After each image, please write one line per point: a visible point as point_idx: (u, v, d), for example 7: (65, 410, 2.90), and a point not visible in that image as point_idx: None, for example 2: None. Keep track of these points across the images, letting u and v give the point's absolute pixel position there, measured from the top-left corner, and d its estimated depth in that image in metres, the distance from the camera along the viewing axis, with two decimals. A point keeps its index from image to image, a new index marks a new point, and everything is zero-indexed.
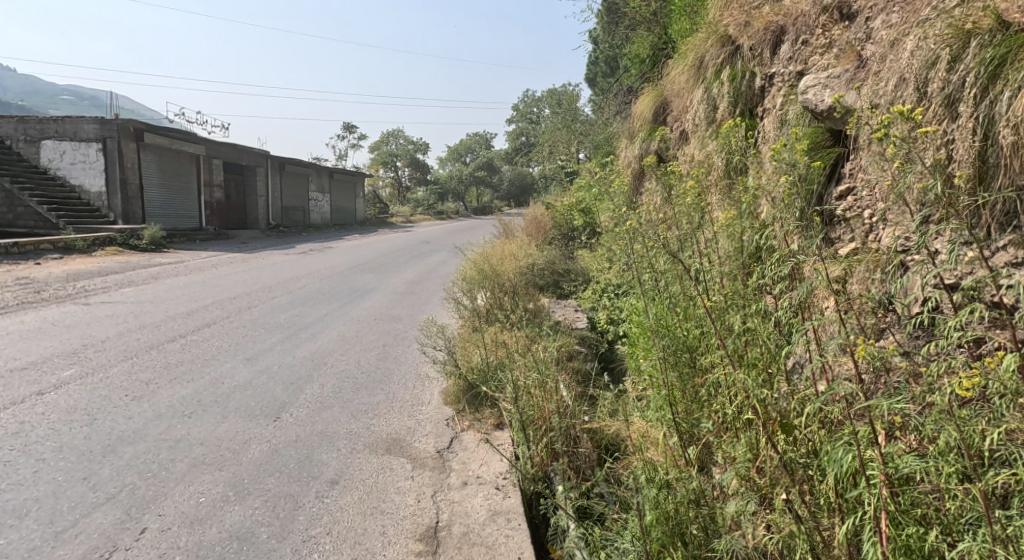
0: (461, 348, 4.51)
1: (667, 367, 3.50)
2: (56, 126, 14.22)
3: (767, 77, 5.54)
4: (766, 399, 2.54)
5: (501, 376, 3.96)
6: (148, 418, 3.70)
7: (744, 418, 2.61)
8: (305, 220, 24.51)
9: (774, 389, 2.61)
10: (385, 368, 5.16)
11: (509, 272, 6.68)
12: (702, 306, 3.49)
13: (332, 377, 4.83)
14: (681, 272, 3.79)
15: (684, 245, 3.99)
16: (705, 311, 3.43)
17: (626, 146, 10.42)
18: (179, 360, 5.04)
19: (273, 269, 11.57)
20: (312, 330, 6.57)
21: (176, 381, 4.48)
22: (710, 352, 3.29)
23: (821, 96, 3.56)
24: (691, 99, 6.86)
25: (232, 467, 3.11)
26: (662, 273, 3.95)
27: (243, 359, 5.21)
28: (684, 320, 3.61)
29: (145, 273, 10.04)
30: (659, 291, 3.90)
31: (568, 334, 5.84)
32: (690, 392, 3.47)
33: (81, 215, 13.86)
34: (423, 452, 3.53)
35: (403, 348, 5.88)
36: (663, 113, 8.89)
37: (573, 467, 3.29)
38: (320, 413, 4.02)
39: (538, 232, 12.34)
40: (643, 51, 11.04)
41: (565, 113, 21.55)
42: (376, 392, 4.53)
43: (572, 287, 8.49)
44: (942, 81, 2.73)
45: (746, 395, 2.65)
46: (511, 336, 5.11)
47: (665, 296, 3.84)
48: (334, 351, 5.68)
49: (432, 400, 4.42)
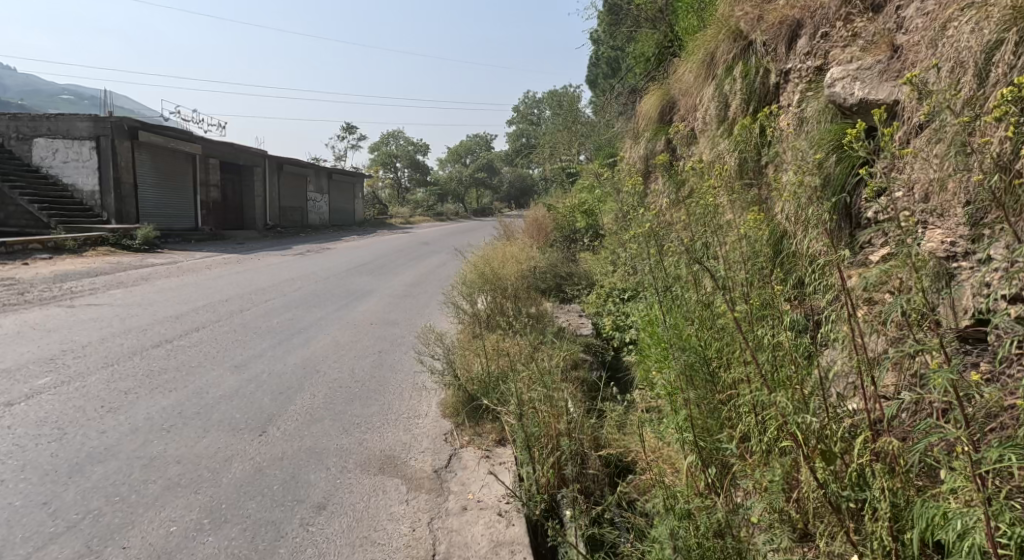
0: (459, 356, 4.26)
1: (687, 383, 3.26)
2: (49, 124, 13.97)
3: (783, 74, 5.31)
4: (807, 425, 2.30)
5: (503, 388, 3.72)
6: (122, 432, 3.44)
7: (779, 445, 2.34)
8: (303, 221, 24.23)
9: (810, 409, 2.37)
10: (381, 376, 4.90)
11: (511, 275, 6.45)
12: (726, 316, 3.25)
13: (324, 387, 4.57)
14: (696, 279, 3.54)
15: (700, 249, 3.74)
16: (729, 323, 3.19)
17: (630, 146, 10.18)
18: (163, 367, 4.79)
19: (268, 271, 11.31)
20: (306, 335, 6.31)
21: (158, 390, 4.23)
22: (735, 366, 3.06)
23: (851, 88, 3.31)
24: (702, 97, 6.61)
25: (209, 490, 2.86)
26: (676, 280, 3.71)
27: (231, 367, 4.96)
28: (704, 330, 3.37)
29: (136, 273, 9.77)
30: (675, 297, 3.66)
31: (573, 341, 5.57)
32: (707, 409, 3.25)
33: (73, 214, 13.57)
34: (419, 471, 3.27)
35: (399, 355, 5.62)
36: (670, 112, 8.64)
37: (586, 491, 3.05)
38: (309, 427, 3.77)
39: (540, 234, 12.08)
40: (647, 49, 10.80)
41: (566, 114, 21.28)
42: (370, 403, 4.28)
43: (575, 291, 8.20)
44: (1007, 68, 2.48)
45: (781, 420, 2.38)
46: (514, 344, 4.85)
47: (679, 306, 3.61)
48: (328, 358, 5.42)
49: (430, 412, 4.17)
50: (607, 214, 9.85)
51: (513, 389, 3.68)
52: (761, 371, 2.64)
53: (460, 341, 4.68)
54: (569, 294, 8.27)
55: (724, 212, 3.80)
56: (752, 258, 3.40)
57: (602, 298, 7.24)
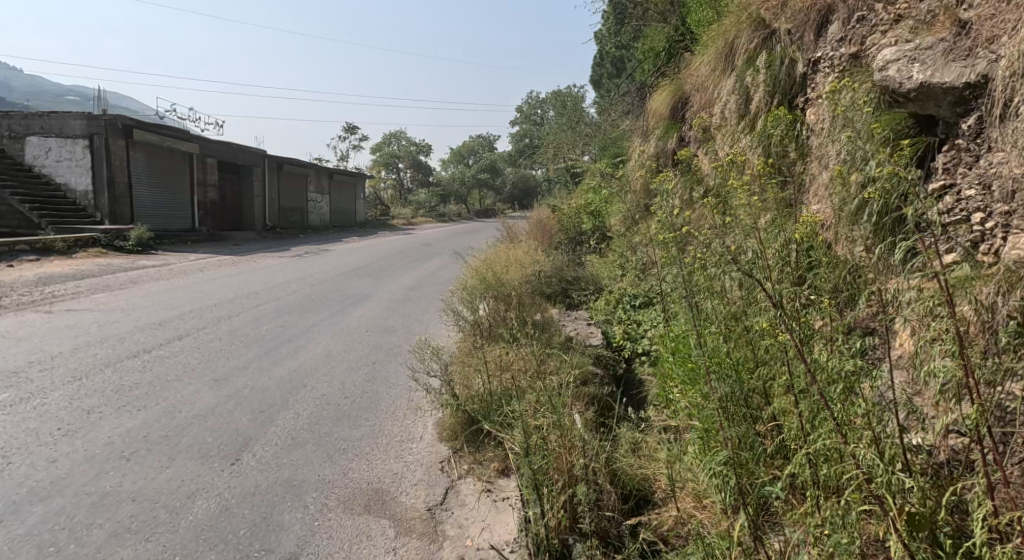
0: (459, 373, 3.87)
1: (727, 417, 2.81)
2: (41, 121, 13.59)
3: (812, 63, 4.93)
4: (896, 487, 2.06)
5: (507, 411, 3.34)
6: (75, 462, 3.05)
7: (856, 508, 2.08)
8: (303, 222, 23.83)
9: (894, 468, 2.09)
10: (373, 392, 4.51)
11: (514, 279, 6.12)
12: (766, 335, 2.86)
13: (310, 404, 4.17)
14: (723, 294, 3.18)
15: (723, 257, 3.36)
16: (768, 343, 2.83)
17: (639, 144, 9.77)
18: (136, 382, 4.38)
19: (264, 273, 10.90)
20: (296, 344, 5.90)
21: (125, 409, 3.82)
22: (780, 395, 2.69)
23: (910, 70, 3.00)
24: (719, 90, 6.23)
25: (163, 537, 2.49)
26: (700, 292, 3.34)
27: (210, 381, 4.55)
28: (742, 349, 2.99)
29: (124, 276, 9.36)
30: (705, 310, 3.21)
31: (583, 353, 5.16)
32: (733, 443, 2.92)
33: (65, 214, 13.13)
34: (410, 510, 2.88)
35: (395, 367, 5.21)
36: (683, 108, 8.27)
37: (603, 533, 2.78)
38: (289, 453, 3.36)
39: (544, 236, 11.66)
40: (657, 44, 10.36)
41: (570, 113, 20.92)
42: (359, 424, 3.88)
43: (582, 297, 7.76)
44: None
45: (864, 481, 2.10)
46: (520, 357, 4.44)
47: (707, 320, 3.23)
48: (317, 370, 5.02)
49: (426, 435, 3.77)
50: (615, 216, 9.41)
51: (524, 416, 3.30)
52: (834, 410, 2.28)
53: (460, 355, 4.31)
54: (576, 300, 7.82)
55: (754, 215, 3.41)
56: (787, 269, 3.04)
57: (612, 305, 6.87)
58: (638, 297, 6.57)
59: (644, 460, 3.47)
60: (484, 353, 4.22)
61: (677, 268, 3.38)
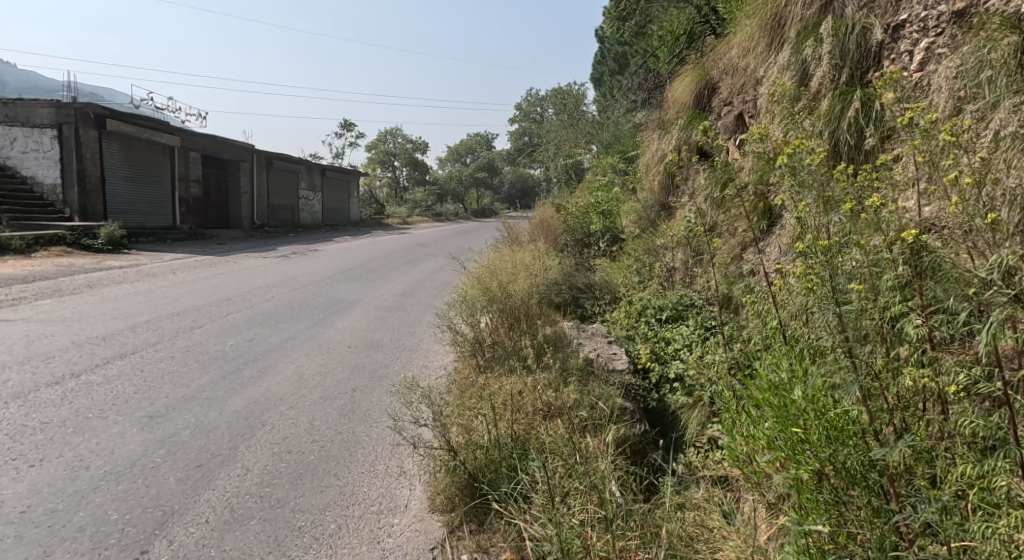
0: (459, 424, 3.07)
1: (863, 524, 2.07)
2: (8, 109, 12.57)
3: (892, 29, 4.25)
4: None
5: (533, 467, 2.68)
6: None
7: None
8: (294, 220, 22.86)
9: None
10: (349, 434, 3.64)
11: (522, 291, 5.35)
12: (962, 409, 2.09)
13: (262, 453, 3.29)
14: (866, 341, 2.31)
15: (840, 275, 2.42)
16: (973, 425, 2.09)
17: (657, 134, 8.86)
18: (44, 422, 3.42)
19: (243, 275, 9.94)
20: (262, 364, 4.96)
21: (12, 465, 2.90)
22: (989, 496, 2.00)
23: None
24: (768, 68, 5.39)
25: None
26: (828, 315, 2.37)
27: (142, 419, 3.59)
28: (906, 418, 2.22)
29: (81, 279, 8.33)
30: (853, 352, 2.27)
31: (608, 382, 4.28)
32: (830, 540, 2.12)
33: (30, 209, 12.10)
34: None
35: (380, 396, 4.32)
36: (709, 96, 7.49)
37: None
38: (220, 539, 2.51)
39: (548, 238, 10.73)
40: (678, 27, 9.51)
41: (571, 109, 20.08)
42: (323, 486, 3.00)
43: (596, 308, 6.69)
44: None
45: None
46: (534, 396, 3.68)
47: (836, 356, 2.35)
48: (284, 401, 4.12)
49: (412, 503, 2.92)
50: (632, 216, 8.52)
51: (574, 513, 2.51)
52: None
53: (454, 397, 3.54)
54: (588, 310, 6.77)
55: (893, 209, 2.40)
56: (904, 292, 2.28)
57: (635, 319, 5.98)
58: (666, 310, 5.70)
59: (692, 524, 2.69)
60: (483, 399, 3.34)
61: (824, 283, 2.43)
